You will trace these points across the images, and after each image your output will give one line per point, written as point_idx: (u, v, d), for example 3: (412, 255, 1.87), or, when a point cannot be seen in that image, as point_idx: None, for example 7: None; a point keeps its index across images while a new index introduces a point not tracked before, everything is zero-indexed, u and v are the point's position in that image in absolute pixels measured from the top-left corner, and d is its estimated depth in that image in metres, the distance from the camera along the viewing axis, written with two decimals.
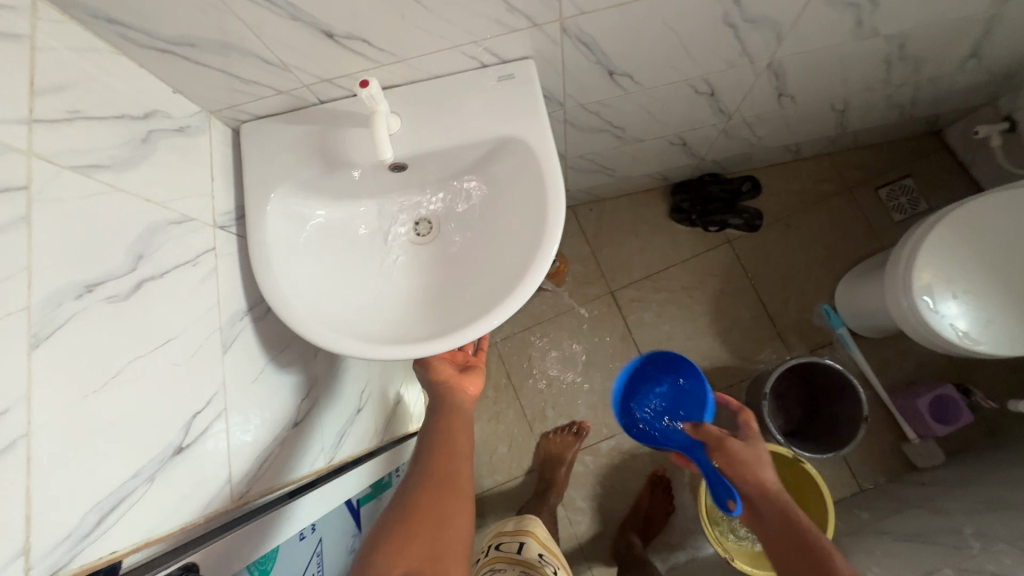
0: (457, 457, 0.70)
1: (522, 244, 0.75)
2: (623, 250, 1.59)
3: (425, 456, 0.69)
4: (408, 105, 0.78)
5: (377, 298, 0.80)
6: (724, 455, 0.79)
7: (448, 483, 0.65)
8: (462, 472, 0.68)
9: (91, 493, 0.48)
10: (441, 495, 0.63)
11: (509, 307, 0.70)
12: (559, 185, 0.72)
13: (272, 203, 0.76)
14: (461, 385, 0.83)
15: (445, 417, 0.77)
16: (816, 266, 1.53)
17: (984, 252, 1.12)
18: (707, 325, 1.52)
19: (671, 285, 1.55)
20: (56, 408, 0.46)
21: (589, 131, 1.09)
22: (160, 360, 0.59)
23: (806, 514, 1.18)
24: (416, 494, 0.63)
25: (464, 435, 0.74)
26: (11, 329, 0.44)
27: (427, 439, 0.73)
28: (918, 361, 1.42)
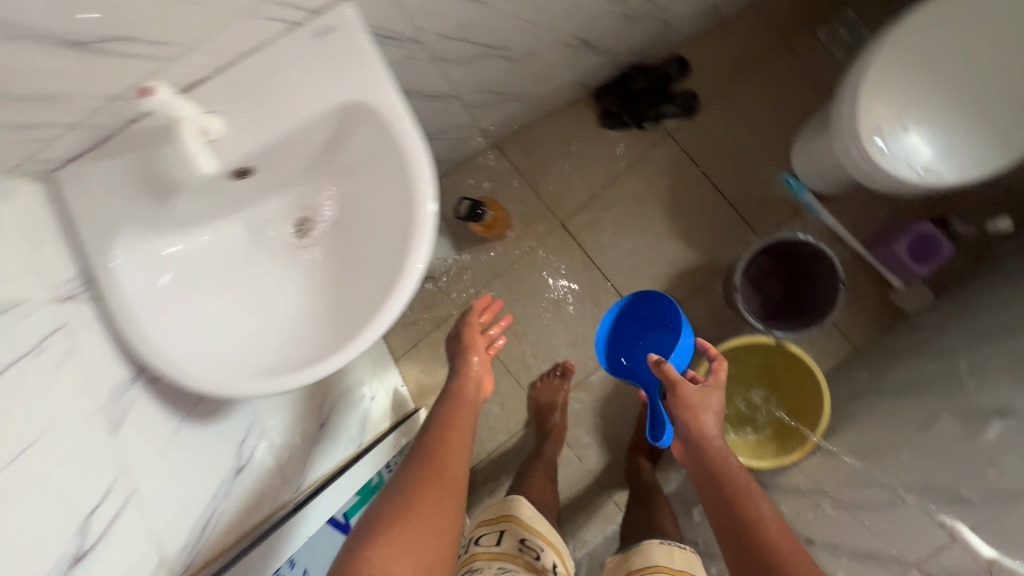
0: (452, 453, 0.79)
1: (394, 221, 0.67)
2: (563, 174, 1.47)
3: (424, 452, 0.79)
4: (225, 96, 0.65)
5: (278, 323, 0.73)
6: (677, 398, 0.92)
7: (442, 478, 0.74)
8: (455, 472, 0.77)
9: None
10: (437, 489, 0.72)
11: (400, 298, 0.63)
12: (421, 148, 0.63)
13: (117, 256, 0.67)
14: (481, 378, 0.99)
15: (448, 421, 0.86)
16: (766, 134, 1.42)
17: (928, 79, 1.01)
18: (667, 229, 1.43)
19: (621, 197, 1.45)
20: None
21: (468, 61, 0.95)
22: (23, 473, 0.52)
23: (804, 397, 1.15)
24: (412, 484, 0.72)
25: (460, 433, 0.84)
26: None
27: (424, 441, 0.82)
28: (890, 204, 1.34)
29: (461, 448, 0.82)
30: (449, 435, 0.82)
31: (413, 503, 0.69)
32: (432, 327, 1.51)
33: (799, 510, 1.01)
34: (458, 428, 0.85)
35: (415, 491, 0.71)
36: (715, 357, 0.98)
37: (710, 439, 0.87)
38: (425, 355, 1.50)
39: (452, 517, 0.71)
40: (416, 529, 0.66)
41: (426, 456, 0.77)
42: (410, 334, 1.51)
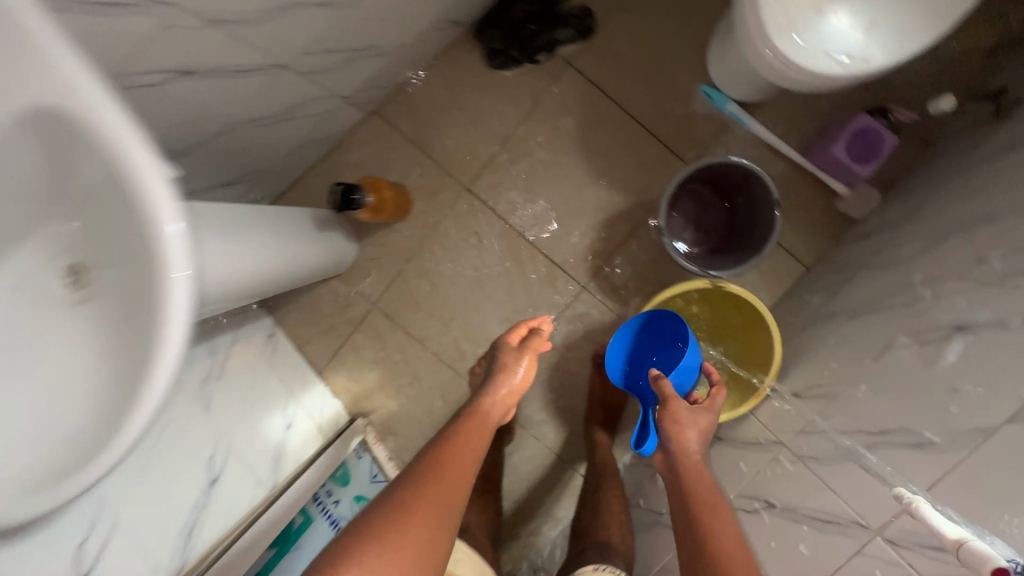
0: (459, 473, 0.83)
1: (141, 249, 0.51)
2: (458, 132, 1.28)
3: (435, 458, 0.84)
4: None
5: (44, 410, 0.56)
6: (670, 410, 0.90)
7: (443, 490, 0.79)
8: (458, 484, 0.82)
9: None
10: (435, 501, 0.78)
11: (164, 348, 0.49)
12: (146, 162, 0.48)
13: None
14: (507, 398, 0.99)
15: (464, 428, 0.91)
16: (676, 43, 1.23)
17: None
18: (585, 173, 1.26)
19: (528, 146, 1.27)
20: None
21: (270, 18, 0.75)
22: None
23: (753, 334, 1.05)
24: (411, 499, 0.77)
25: (471, 451, 0.87)
26: None
27: (436, 449, 0.86)
28: (822, 100, 1.18)
29: (471, 458, 0.87)
30: (456, 445, 0.87)
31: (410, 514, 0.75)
32: (351, 330, 1.35)
33: (758, 465, 0.91)
34: (471, 437, 0.89)
35: (414, 499, 0.77)
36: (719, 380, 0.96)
37: (690, 456, 0.86)
38: (350, 361, 1.36)
39: (442, 530, 0.76)
40: (404, 541, 0.72)
41: (433, 463, 0.83)
42: (329, 342, 1.36)
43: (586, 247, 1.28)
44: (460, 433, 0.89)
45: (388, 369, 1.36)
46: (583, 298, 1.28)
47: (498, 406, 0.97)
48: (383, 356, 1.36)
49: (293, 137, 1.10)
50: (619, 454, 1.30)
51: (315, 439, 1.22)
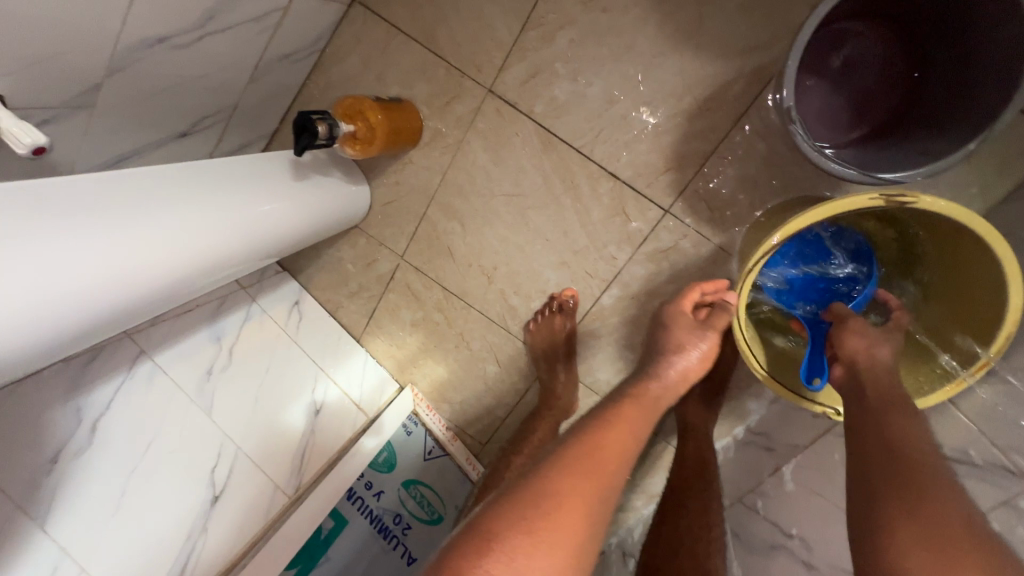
0: (619, 467, 0.59)
1: None
2: (467, 9, 0.91)
3: (591, 433, 0.60)
4: None
5: None
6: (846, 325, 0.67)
7: (596, 490, 0.56)
8: (617, 481, 0.58)
9: None
10: (587, 503, 0.54)
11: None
12: None
13: None
14: (682, 378, 0.71)
15: (623, 408, 0.64)
16: None
17: None
18: (658, 36, 0.83)
19: (568, 10, 0.86)
20: None
21: None
22: None
23: (961, 295, 0.66)
24: (562, 484, 0.54)
25: (634, 444, 0.62)
26: None
27: (589, 425, 0.62)
28: None
29: (630, 446, 0.61)
30: (613, 430, 0.61)
31: (559, 510, 0.53)
32: (383, 289, 1.14)
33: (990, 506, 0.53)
34: (631, 421, 0.63)
35: (565, 495, 0.54)
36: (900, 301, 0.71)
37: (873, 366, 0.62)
38: (387, 326, 1.16)
39: (592, 534, 0.54)
40: (549, 542, 0.51)
41: (585, 446, 0.58)
42: (362, 305, 1.16)
43: (667, 151, 0.87)
44: (617, 413, 0.64)
45: (427, 332, 1.13)
46: (667, 225, 0.90)
47: (670, 391, 0.70)
48: (420, 317, 1.13)
49: (244, 57, 0.83)
50: (726, 429, 0.97)
51: (357, 419, 1.05)
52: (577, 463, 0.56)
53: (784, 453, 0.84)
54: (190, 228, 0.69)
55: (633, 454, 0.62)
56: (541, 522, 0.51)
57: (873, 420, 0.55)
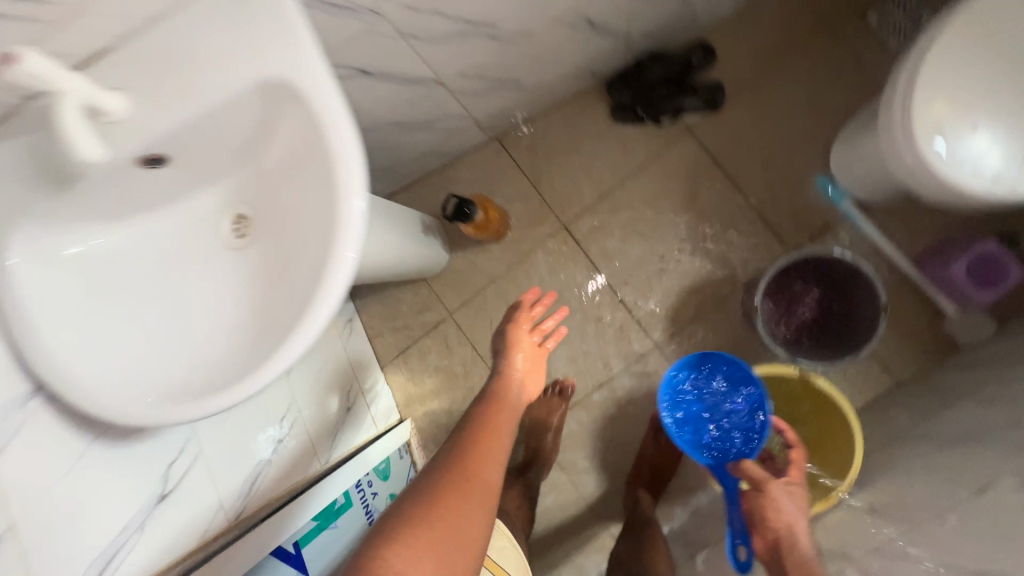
0: (492, 455, 0.67)
1: (321, 248, 0.56)
2: (568, 173, 1.34)
3: (455, 444, 0.68)
4: (135, 70, 0.55)
5: (219, 312, 0.63)
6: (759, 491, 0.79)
7: (477, 481, 0.62)
8: (491, 470, 0.65)
9: None
10: (471, 500, 0.60)
11: (338, 278, 0.52)
12: (353, 154, 0.52)
13: (15, 253, 0.57)
14: (524, 377, 0.86)
15: (489, 411, 0.75)
16: (800, 133, 1.24)
17: (996, 82, 0.82)
18: (684, 237, 1.27)
19: (632, 200, 1.31)
20: None
21: (446, 41, 0.82)
22: None
23: (822, 418, 1.01)
24: (447, 484, 0.61)
25: (502, 431, 0.72)
26: None
27: (462, 431, 0.71)
28: (946, 219, 1.15)
29: (503, 443, 0.71)
30: (484, 432, 0.70)
31: (447, 504, 0.58)
32: (423, 334, 1.40)
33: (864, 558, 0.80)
34: (493, 422, 0.72)
35: (450, 490, 0.60)
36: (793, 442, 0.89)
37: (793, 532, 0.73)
38: (413, 363, 1.40)
39: (482, 522, 0.60)
40: (444, 533, 0.56)
41: (463, 448, 0.66)
42: (399, 340, 1.41)
43: (669, 308, 1.27)
44: (483, 416, 0.74)
45: (445, 379, 1.38)
46: (655, 356, 1.27)
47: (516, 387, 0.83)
48: (443, 366, 1.38)
49: (423, 146, 1.19)
50: None
51: (369, 430, 1.25)
52: (460, 462, 0.64)
53: (697, 545, 1.13)
54: (375, 242, 0.98)
55: (504, 450, 0.70)
56: (434, 516, 0.57)
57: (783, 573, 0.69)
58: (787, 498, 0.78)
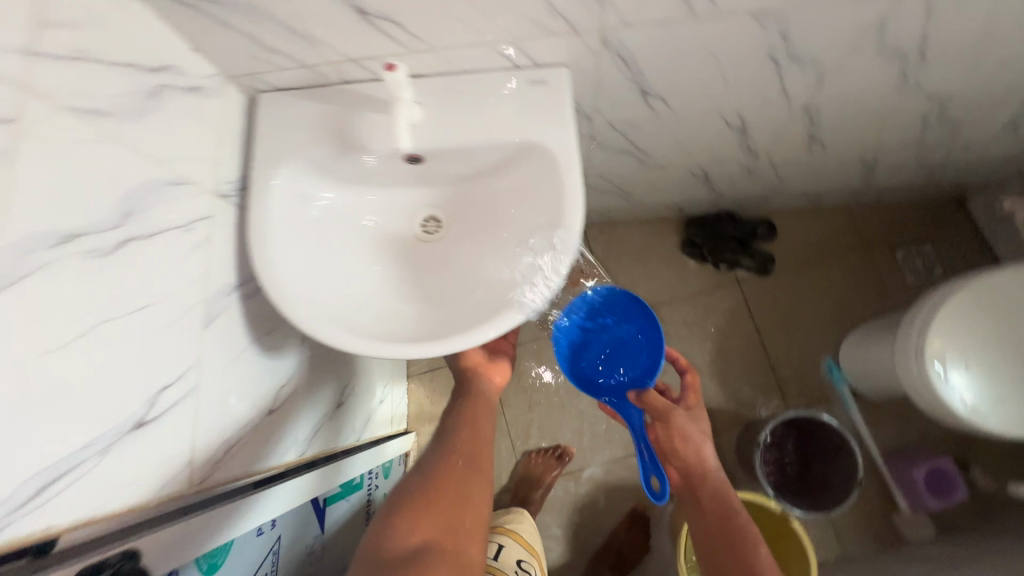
0: (482, 440, 0.78)
1: (519, 270, 0.71)
2: (629, 278, 1.55)
3: (445, 434, 0.79)
4: (438, 98, 0.73)
5: (400, 284, 0.77)
6: (669, 426, 0.80)
7: (470, 461, 0.74)
8: (479, 450, 0.76)
9: (80, 431, 0.48)
10: (465, 474, 0.72)
11: (530, 305, 0.66)
12: (576, 216, 0.68)
13: (277, 178, 0.73)
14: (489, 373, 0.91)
15: (474, 402, 0.85)
16: (823, 319, 1.48)
17: (993, 340, 1.06)
18: (706, 365, 1.47)
19: (674, 319, 1.51)
20: (41, 354, 0.45)
21: (612, 150, 1.04)
22: (117, 332, 0.53)
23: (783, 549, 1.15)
24: (443, 465, 0.72)
25: (488, 419, 0.83)
26: (85, 266, 0.50)
27: (450, 420, 0.82)
28: (918, 432, 1.37)
29: (489, 429, 0.82)
30: (470, 420, 0.81)
31: (445, 478, 0.70)
32: None
33: None
34: (479, 411, 0.83)
35: (444, 470, 0.71)
36: (686, 364, 0.90)
37: (707, 471, 0.78)
38: (438, 383, 1.51)
39: (480, 493, 0.71)
40: (444, 503, 0.67)
41: (454, 435, 0.78)
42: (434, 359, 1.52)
43: None
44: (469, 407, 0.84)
45: None
46: None
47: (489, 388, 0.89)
48: None
49: None
50: None
51: (386, 428, 1.34)
52: (453, 446, 0.75)
53: None
54: None
55: (490, 435, 0.81)
56: (434, 492, 0.68)
57: (706, 508, 0.75)
58: (690, 423, 0.80)
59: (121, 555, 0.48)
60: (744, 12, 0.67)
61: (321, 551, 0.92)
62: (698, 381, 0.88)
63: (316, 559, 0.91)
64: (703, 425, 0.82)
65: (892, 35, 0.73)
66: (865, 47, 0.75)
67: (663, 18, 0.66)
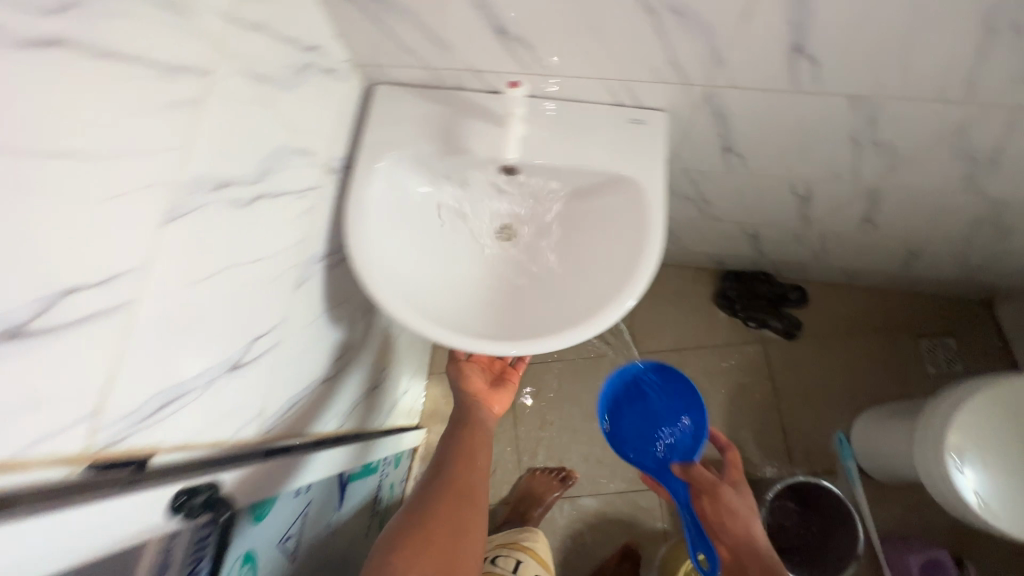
0: (478, 470, 0.75)
1: (592, 291, 0.75)
2: (659, 318, 1.59)
3: (439, 465, 0.76)
4: (543, 118, 0.79)
5: (473, 282, 0.81)
6: (713, 498, 0.81)
7: (467, 495, 0.71)
8: (477, 483, 0.73)
9: (194, 361, 0.52)
10: (462, 509, 0.68)
11: (601, 324, 0.70)
12: (656, 249, 0.72)
13: (382, 163, 0.78)
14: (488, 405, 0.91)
15: (470, 432, 0.82)
16: (840, 393, 1.51)
17: (1013, 442, 1.07)
18: (719, 416, 1.50)
19: (695, 366, 1.55)
20: (184, 283, 0.49)
21: (677, 195, 1.10)
22: (237, 277, 0.57)
23: None
24: (438, 498, 0.69)
25: (485, 450, 0.80)
26: (229, 211, 0.54)
27: (446, 450, 0.79)
28: (918, 521, 1.38)
29: (487, 461, 0.79)
30: (466, 452, 0.78)
31: (442, 513, 0.66)
32: None
33: None
34: (476, 442, 0.81)
35: (440, 504, 0.68)
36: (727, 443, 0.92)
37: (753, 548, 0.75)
38: None
39: (477, 529, 0.67)
40: (442, 539, 0.63)
41: (450, 467, 0.75)
42: None
43: None
44: (466, 436, 0.81)
45: None
46: (651, 495, 1.44)
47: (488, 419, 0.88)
48: None
49: None
50: None
51: (403, 419, 1.37)
52: (449, 480, 0.72)
53: None
54: None
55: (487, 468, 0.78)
56: (431, 527, 0.64)
57: None
58: (738, 499, 0.81)
59: (210, 484, 0.50)
60: (841, 93, 0.72)
61: (336, 525, 0.94)
62: (738, 458, 0.89)
63: (331, 532, 0.92)
64: (751, 502, 0.81)
65: (970, 138, 0.78)
66: (942, 145, 0.80)
67: (767, 85, 0.72)
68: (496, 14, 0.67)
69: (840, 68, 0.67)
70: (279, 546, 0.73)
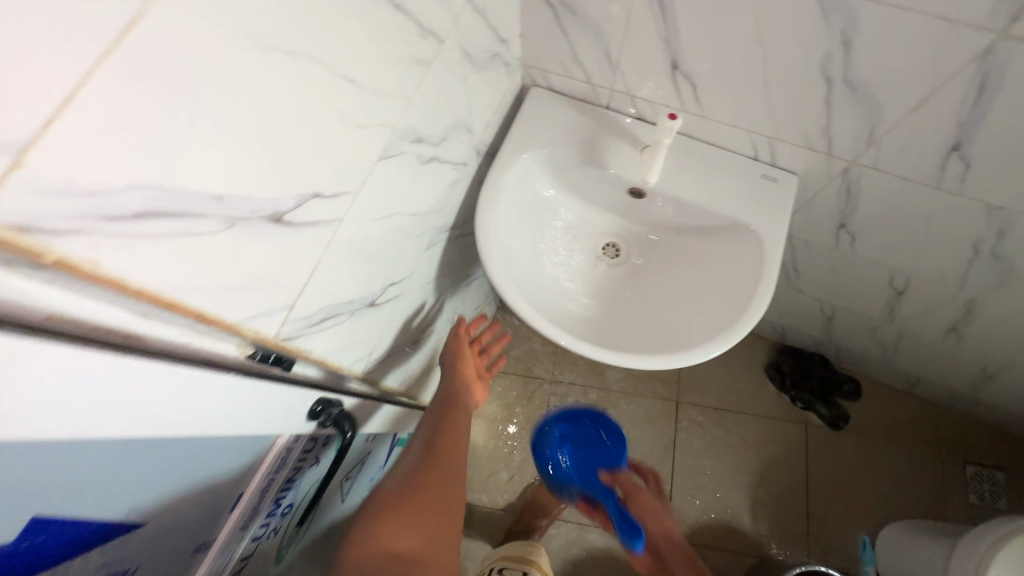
0: (458, 445, 0.71)
1: (693, 326, 0.78)
2: (707, 373, 1.60)
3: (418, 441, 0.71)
4: (682, 154, 0.83)
5: (574, 288, 0.85)
6: (637, 500, 0.80)
7: (446, 468, 0.66)
8: (456, 458, 0.69)
9: (353, 288, 0.56)
10: (440, 482, 0.64)
11: (699, 357, 0.72)
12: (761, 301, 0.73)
13: (525, 157, 0.82)
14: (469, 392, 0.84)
15: (451, 410, 0.77)
16: (873, 496, 1.47)
17: None
18: (746, 485, 1.49)
19: (732, 429, 1.54)
20: (370, 217, 0.54)
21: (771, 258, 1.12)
22: (398, 224, 0.62)
23: None
24: (416, 471, 0.64)
25: (465, 426, 0.76)
26: (415, 163, 0.59)
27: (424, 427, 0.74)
28: None
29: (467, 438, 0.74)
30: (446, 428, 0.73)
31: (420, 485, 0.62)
32: (521, 374, 1.58)
33: None
34: (458, 421, 0.76)
35: (417, 477, 0.64)
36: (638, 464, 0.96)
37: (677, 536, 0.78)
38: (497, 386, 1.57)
39: (456, 502, 0.63)
40: (421, 509, 0.60)
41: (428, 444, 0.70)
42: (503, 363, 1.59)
43: (696, 522, 1.45)
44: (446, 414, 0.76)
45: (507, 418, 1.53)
46: None
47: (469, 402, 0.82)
48: (515, 409, 1.54)
49: None
50: None
51: None
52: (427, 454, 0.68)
53: None
54: None
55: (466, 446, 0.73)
56: (409, 498, 0.60)
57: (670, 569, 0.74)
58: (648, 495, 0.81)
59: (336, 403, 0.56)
60: (980, 199, 0.74)
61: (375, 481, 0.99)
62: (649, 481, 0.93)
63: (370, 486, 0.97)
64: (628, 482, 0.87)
65: None
66: None
67: (909, 174, 0.74)
68: (676, 50, 0.72)
69: (988, 176, 0.70)
70: (339, 483, 0.78)
